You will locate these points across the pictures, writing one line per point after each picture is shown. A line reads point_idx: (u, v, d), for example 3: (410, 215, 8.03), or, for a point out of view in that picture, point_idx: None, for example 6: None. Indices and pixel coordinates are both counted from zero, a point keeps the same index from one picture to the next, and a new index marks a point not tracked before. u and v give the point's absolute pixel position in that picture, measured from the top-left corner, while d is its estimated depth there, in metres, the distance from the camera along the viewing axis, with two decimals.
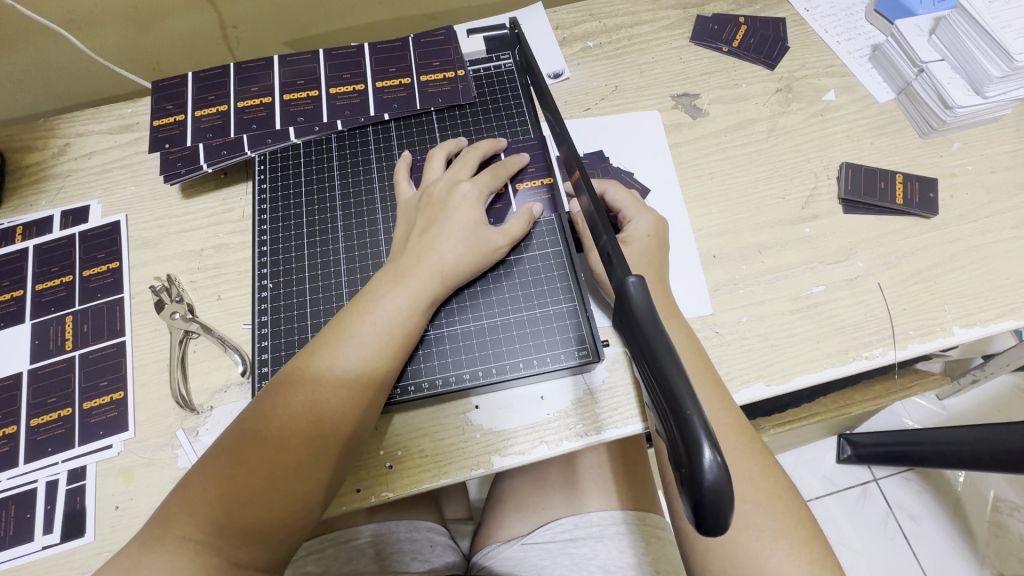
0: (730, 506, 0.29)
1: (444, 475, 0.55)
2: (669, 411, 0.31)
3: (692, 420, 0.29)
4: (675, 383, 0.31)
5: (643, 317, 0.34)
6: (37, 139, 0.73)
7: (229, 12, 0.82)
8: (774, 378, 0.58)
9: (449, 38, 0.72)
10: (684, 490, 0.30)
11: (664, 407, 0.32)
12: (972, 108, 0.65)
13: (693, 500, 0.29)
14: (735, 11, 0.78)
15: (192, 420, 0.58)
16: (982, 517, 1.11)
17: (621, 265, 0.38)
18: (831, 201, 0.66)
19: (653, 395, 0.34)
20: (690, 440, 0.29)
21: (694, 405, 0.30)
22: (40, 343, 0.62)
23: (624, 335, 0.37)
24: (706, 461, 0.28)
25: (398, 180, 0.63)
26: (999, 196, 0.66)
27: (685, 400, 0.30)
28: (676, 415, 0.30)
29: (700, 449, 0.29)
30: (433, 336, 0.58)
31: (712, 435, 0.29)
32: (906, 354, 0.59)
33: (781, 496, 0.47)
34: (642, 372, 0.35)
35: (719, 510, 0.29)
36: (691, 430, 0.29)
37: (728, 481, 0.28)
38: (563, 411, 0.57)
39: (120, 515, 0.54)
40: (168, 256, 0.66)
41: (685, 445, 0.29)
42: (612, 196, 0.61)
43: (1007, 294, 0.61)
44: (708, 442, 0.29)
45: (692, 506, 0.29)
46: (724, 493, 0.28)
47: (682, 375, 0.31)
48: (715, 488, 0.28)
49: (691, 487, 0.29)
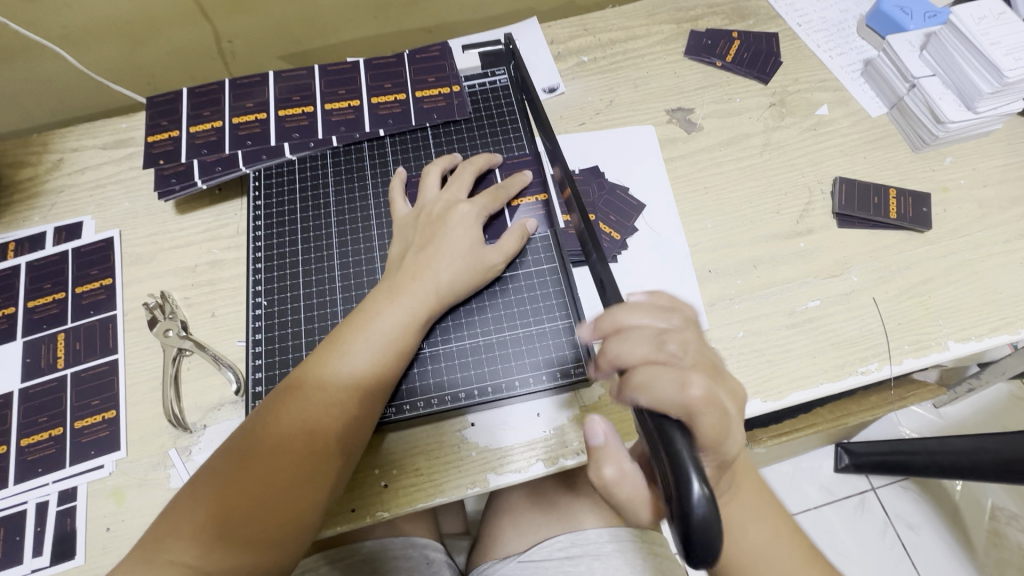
0: (718, 537, 0.31)
1: (440, 494, 0.54)
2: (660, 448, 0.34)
3: (682, 455, 0.32)
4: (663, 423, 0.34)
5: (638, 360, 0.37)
6: (30, 154, 0.73)
7: (225, 27, 0.82)
8: (770, 394, 0.57)
9: (444, 54, 0.72)
10: (674, 521, 0.32)
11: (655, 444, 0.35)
12: (964, 123, 0.66)
13: (682, 532, 0.32)
14: (728, 26, 0.79)
15: (184, 439, 0.57)
16: (980, 528, 1.11)
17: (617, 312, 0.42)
18: (826, 215, 0.66)
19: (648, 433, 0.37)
20: (680, 474, 0.32)
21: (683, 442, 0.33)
22: (31, 361, 0.62)
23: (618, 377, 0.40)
24: (694, 493, 0.31)
25: (394, 198, 0.63)
26: (991, 210, 0.66)
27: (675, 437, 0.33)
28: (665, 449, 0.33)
29: (688, 481, 0.31)
30: (428, 353, 0.58)
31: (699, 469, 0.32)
32: (902, 368, 0.59)
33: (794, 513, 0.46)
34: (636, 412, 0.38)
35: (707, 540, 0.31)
36: (680, 463, 0.32)
37: (715, 514, 0.31)
38: (560, 429, 0.56)
39: (111, 536, 0.54)
40: (162, 273, 0.66)
41: (675, 477, 0.32)
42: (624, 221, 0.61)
43: (1001, 308, 0.61)
44: (695, 475, 0.31)
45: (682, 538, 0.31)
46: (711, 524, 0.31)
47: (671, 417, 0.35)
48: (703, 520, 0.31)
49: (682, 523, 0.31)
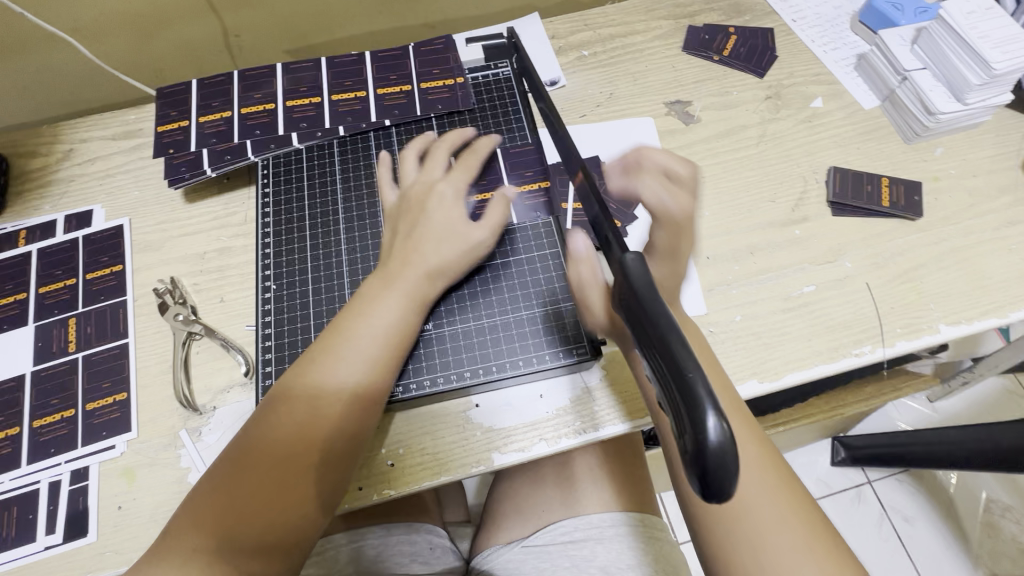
0: (735, 475, 0.28)
1: (445, 472, 0.55)
2: (670, 377, 0.30)
3: (697, 387, 0.29)
4: (675, 351, 0.31)
5: (639, 286, 0.35)
6: (41, 145, 0.74)
7: (232, 21, 0.83)
8: (767, 375, 0.59)
9: (448, 47, 0.74)
10: (687, 461, 0.29)
11: (665, 378, 0.31)
12: (954, 114, 0.68)
13: (697, 471, 0.29)
14: (725, 22, 0.81)
15: (195, 420, 0.59)
16: (974, 520, 1.12)
17: (618, 245, 0.39)
18: (820, 204, 0.68)
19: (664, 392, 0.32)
20: (695, 407, 0.28)
21: (700, 375, 0.30)
22: (43, 345, 0.63)
23: (623, 315, 0.37)
24: (711, 427, 0.28)
25: (381, 185, 0.64)
26: (981, 198, 0.68)
27: (691, 370, 0.30)
28: (677, 382, 0.30)
29: (703, 415, 0.28)
30: (434, 334, 0.59)
31: (718, 405, 0.29)
32: (894, 351, 0.60)
33: (786, 488, 0.45)
34: (642, 349, 0.34)
35: (724, 477, 0.28)
36: (697, 397, 0.29)
37: (732, 445, 0.28)
38: (562, 409, 0.58)
39: (122, 514, 0.55)
40: (172, 259, 0.67)
41: (688, 412, 0.29)
42: None
43: (990, 293, 0.63)
44: (713, 408, 0.28)
45: (696, 477, 0.29)
46: (730, 457, 0.28)
47: (683, 343, 0.31)
48: (719, 451, 0.28)
49: (695, 457, 0.28)
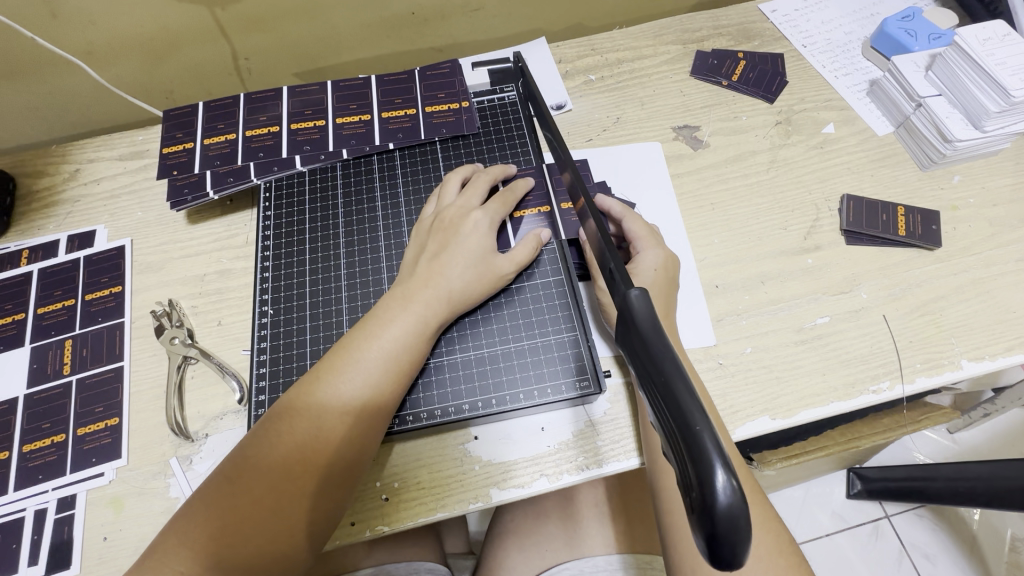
0: (746, 535, 0.26)
1: (441, 508, 0.53)
2: (677, 429, 0.28)
3: (704, 440, 0.27)
4: (682, 400, 0.29)
5: (645, 328, 0.33)
6: (48, 165, 0.74)
7: (242, 45, 0.84)
8: (779, 412, 0.56)
9: (454, 71, 0.74)
10: (695, 518, 0.27)
11: (671, 427, 0.29)
12: (971, 142, 0.66)
13: (706, 531, 0.27)
14: (734, 47, 0.80)
15: (186, 448, 0.57)
16: (1000, 559, 1.06)
17: (622, 279, 0.37)
18: (833, 232, 0.66)
19: (668, 438, 0.30)
20: (702, 461, 0.26)
21: (706, 424, 0.28)
22: (38, 367, 0.62)
23: (628, 355, 0.35)
24: (719, 485, 0.26)
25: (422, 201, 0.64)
26: (1002, 228, 0.66)
27: (696, 419, 0.28)
28: (683, 434, 0.28)
29: (711, 471, 0.26)
30: (433, 364, 0.57)
31: (726, 457, 0.27)
32: (915, 387, 0.57)
33: (783, 551, 0.45)
34: (648, 395, 0.32)
35: (735, 539, 0.26)
36: (704, 449, 0.27)
37: (743, 505, 0.26)
38: (563, 443, 0.55)
39: (107, 546, 0.53)
40: (171, 281, 0.66)
41: (695, 466, 0.27)
42: (629, 225, 0.61)
43: (1015, 328, 0.60)
44: (721, 463, 0.26)
45: (705, 539, 0.27)
46: (739, 518, 0.26)
47: (689, 390, 0.29)
48: (728, 513, 0.26)
49: (702, 514, 0.26)
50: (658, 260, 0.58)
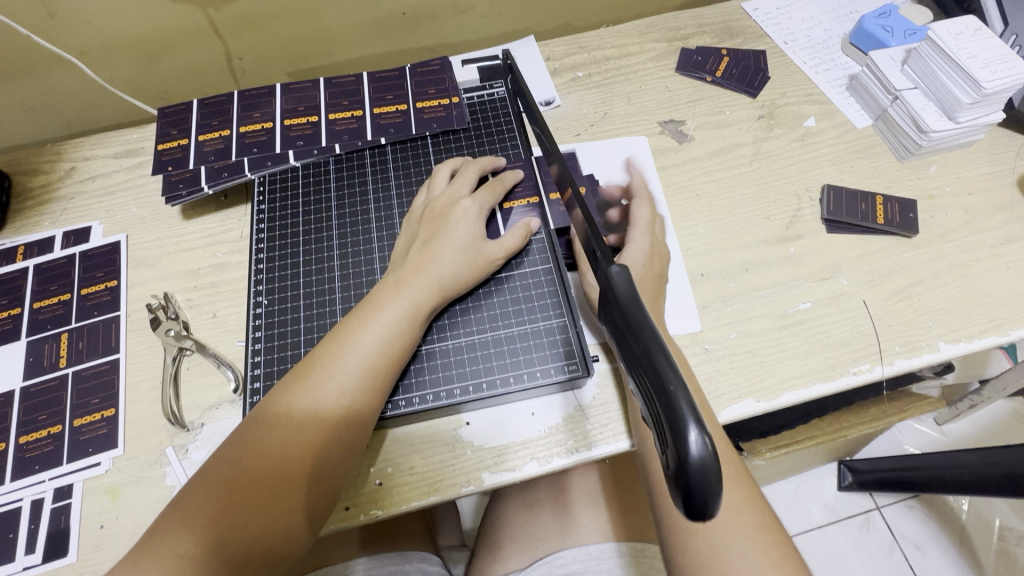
0: (718, 489, 0.28)
1: (434, 492, 0.54)
2: (655, 395, 0.30)
3: (678, 402, 0.28)
4: (659, 365, 0.30)
5: (626, 302, 0.34)
6: (43, 163, 0.75)
7: (236, 45, 0.85)
8: (763, 394, 0.58)
9: (444, 68, 0.76)
10: (671, 477, 0.29)
11: (650, 393, 0.31)
12: (946, 132, 0.68)
13: (680, 488, 0.28)
14: (718, 44, 0.82)
15: (182, 437, 0.58)
16: (989, 547, 1.08)
17: (605, 258, 0.38)
18: (815, 221, 0.68)
19: (648, 405, 0.31)
20: (677, 423, 0.28)
21: (681, 388, 0.29)
22: (34, 360, 0.62)
23: (611, 331, 0.36)
24: (692, 443, 0.27)
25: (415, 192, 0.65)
26: (977, 216, 0.68)
27: (672, 383, 0.29)
28: (660, 397, 0.29)
29: (685, 429, 0.28)
30: (425, 351, 0.58)
31: (699, 417, 0.28)
32: (894, 370, 0.59)
33: (767, 526, 0.46)
34: (628, 364, 0.33)
35: (708, 493, 0.27)
36: (679, 411, 0.28)
37: (715, 461, 0.27)
38: (554, 427, 0.57)
39: (104, 534, 0.53)
40: (166, 275, 0.67)
41: (671, 427, 0.28)
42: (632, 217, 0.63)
43: (990, 311, 0.62)
44: (694, 422, 0.28)
45: (680, 494, 0.28)
46: (711, 474, 0.27)
47: (666, 356, 0.30)
48: (701, 468, 0.27)
49: (677, 472, 0.28)
50: (645, 251, 0.60)
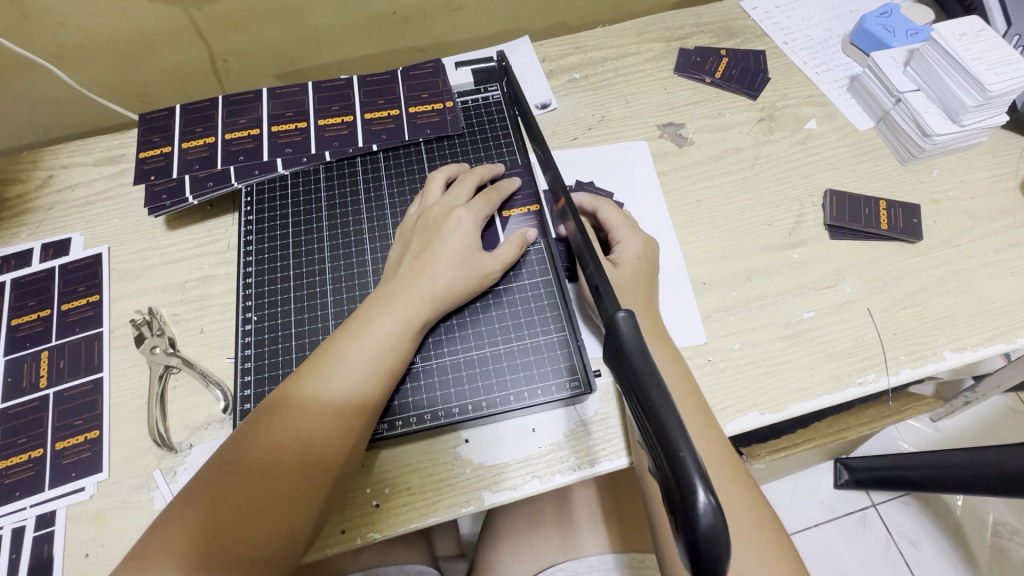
0: (726, 550, 0.28)
1: (432, 514, 0.52)
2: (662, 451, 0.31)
3: (685, 460, 0.29)
4: (666, 421, 0.31)
5: (634, 352, 0.35)
6: (20, 171, 0.72)
7: (219, 46, 0.82)
8: (768, 407, 0.57)
9: (437, 70, 0.73)
10: (679, 532, 0.30)
11: (657, 447, 0.31)
12: (949, 136, 0.67)
13: (688, 544, 0.29)
14: (716, 44, 0.81)
15: (169, 459, 0.56)
16: (983, 544, 1.09)
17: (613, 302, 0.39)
18: (817, 227, 0.67)
19: (655, 457, 0.32)
20: (684, 481, 0.29)
21: (687, 446, 0.30)
22: (12, 380, 0.60)
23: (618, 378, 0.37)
24: (701, 505, 0.28)
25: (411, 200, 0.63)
26: (981, 220, 0.67)
27: (679, 442, 0.30)
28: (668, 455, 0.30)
29: (694, 490, 0.28)
30: (421, 367, 0.56)
31: (706, 477, 0.29)
32: (899, 379, 0.58)
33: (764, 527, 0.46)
34: (636, 414, 0.34)
35: (716, 552, 0.28)
36: (686, 471, 0.29)
37: (723, 525, 0.28)
38: (555, 444, 0.55)
39: (89, 562, 0.51)
40: (151, 289, 0.65)
41: (679, 485, 0.29)
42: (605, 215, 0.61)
43: (995, 318, 0.61)
44: (702, 484, 0.28)
45: (688, 552, 0.29)
46: (720, 535, 0.28)
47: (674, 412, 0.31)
48: (710, 531, 0.28)
49: (685, 529, 0.29)
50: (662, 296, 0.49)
